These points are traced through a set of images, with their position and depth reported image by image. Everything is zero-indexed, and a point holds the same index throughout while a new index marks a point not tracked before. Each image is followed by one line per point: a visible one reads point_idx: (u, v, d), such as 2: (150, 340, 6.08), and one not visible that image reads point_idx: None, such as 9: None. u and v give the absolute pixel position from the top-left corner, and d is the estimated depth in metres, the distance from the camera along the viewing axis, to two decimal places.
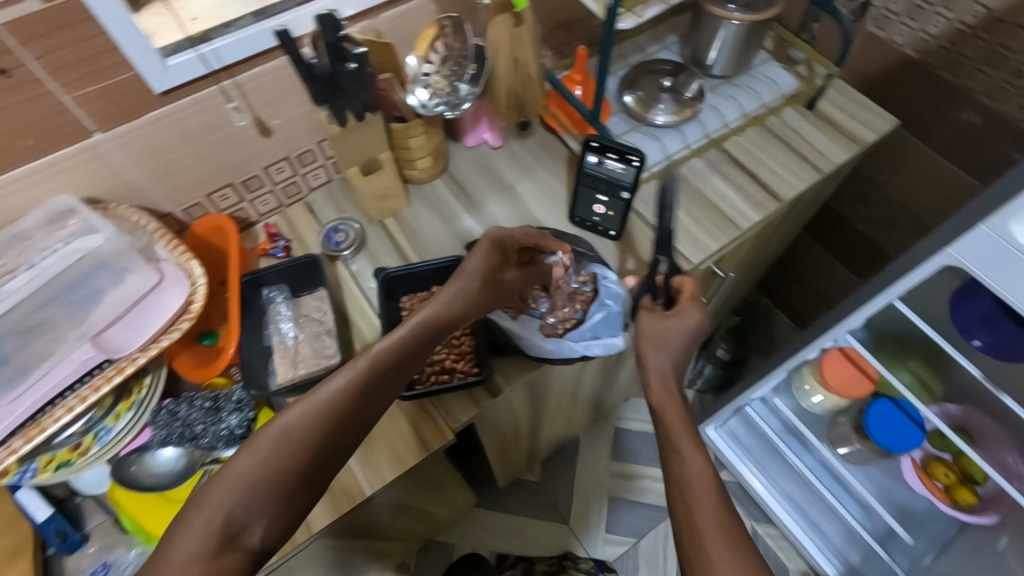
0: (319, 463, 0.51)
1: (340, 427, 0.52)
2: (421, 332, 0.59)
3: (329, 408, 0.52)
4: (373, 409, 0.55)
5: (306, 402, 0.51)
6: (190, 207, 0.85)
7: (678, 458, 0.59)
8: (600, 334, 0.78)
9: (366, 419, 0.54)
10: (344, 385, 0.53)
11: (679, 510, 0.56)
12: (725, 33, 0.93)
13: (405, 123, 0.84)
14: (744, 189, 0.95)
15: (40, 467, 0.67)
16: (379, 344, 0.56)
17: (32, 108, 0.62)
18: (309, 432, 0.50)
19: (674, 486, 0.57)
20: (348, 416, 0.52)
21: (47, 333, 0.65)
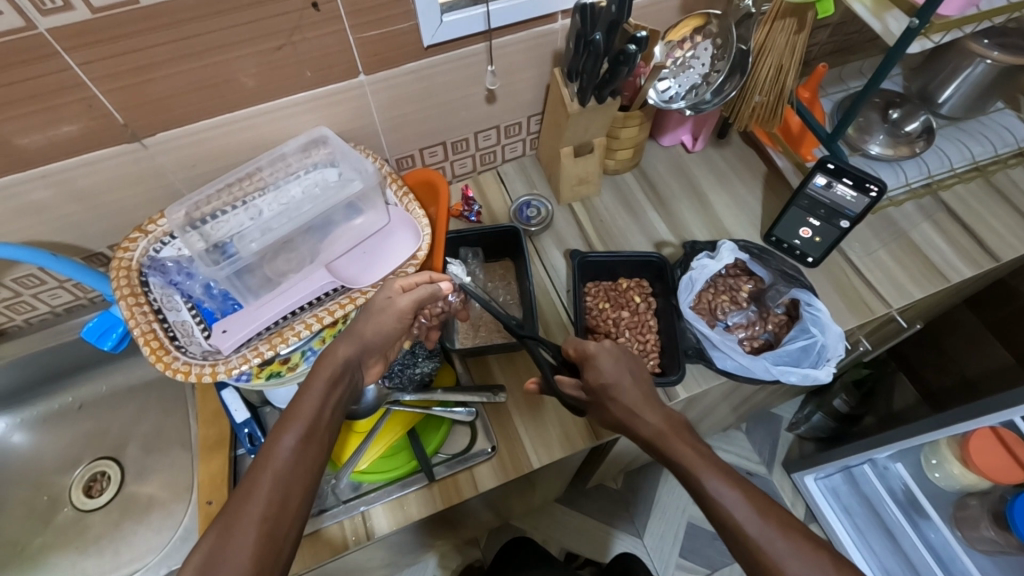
0: (265, 559, 0.47)
1: (271, 530, 0.49)
2: (316, 412, 0.55)
3: (263, 512, 0.49)
4: (296, 487, 0.51)
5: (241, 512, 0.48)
6: (402, 158, 0.89)
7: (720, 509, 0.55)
8: (792, 362, 0.76)
9: (289, 515, 0.50)
10: (265, 489, 0.50)
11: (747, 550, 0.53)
12: (972, 70, 0.87)
13: (627, 112, 0.84)
14: (958, 242, 0.90)
15: (254, 372, 0.69)
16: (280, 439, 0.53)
17: (325, 42, 0.66)
18: (241, 548, 0.47)
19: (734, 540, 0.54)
20: (272, 523, 0.49)
21: (293, 253, 0.70)
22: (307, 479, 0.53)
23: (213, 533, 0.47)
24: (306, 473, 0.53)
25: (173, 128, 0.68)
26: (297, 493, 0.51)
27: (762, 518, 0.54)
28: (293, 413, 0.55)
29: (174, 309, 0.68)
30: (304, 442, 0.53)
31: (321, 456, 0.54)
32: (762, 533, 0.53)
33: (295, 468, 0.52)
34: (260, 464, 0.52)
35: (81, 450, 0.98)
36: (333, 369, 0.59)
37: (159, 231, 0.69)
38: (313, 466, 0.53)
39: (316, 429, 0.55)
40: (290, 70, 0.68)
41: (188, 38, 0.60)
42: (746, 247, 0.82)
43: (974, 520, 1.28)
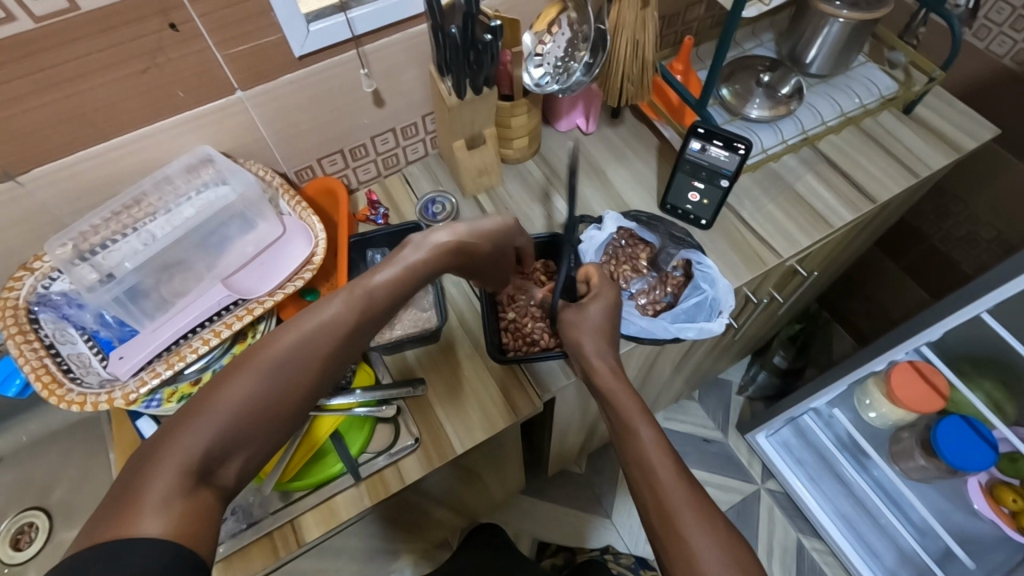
0: (258, 425, 0.48)
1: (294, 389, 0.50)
2: (375, 297, 0.56)
3: (292, 368, 0.50)
4: (340, 359, 0.54)
5: (267, 357, 0.50)
6: (301, 169, 0.90)
7: (635, 444, 0.62)
8: (684, 319, 0.80)
9: (308, 377, 0.51)
10: (312, 345, 0.52)
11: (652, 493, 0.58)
12: (829, 30, 0.93)
13: (512, 102, 0.87)
14: (839, 189, 0.95)
15: (164, 397, 0.70)
16: (330, 304, 0.54)
17: (191, 61, 0.67)
18: (250, 391, 0.48)
19: (647, 482, 0.59)
20: (290, 385, 0.50)
21: (183, 271, 0.71)
22: (349, 347, 0.54)
23: (245, 366, 0.49)
24: (343, 345, 0.54)
25: (48, 162, 0.68)
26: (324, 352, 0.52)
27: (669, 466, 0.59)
28: (365, 281, 0.56)
29: (68, 342, 0.68)
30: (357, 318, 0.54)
31: (352, 318, 0.54)
32: (665, 471, 0.59)
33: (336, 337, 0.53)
34: (302, 315, 0.53)
35: (7, 504, 0.95)
36: (404, 269, 0.58)
37: (46, 267, 0.69)
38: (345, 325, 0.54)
39: (367, 310, 0.55)
40: (162, 92, 0.69)
41: (46, 70, 0.60)
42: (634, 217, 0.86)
43: (909, 451, 1.34)
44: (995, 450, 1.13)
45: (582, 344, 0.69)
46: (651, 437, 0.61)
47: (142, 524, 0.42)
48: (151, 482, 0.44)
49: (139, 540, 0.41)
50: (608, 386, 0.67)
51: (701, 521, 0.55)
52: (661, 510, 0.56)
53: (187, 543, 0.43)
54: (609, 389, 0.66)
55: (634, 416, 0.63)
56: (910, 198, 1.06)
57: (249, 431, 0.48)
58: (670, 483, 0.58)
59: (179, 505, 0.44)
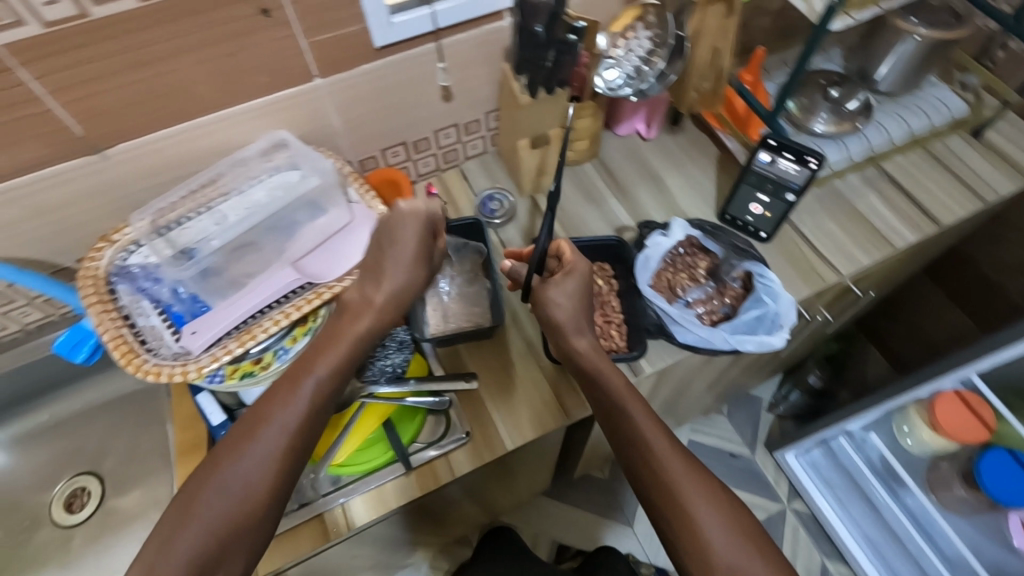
0: (252, 492, 0.54)
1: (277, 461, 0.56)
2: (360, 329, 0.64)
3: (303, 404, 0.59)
4: (323, 411, 0.61)
5: (290, 391, 0.60)
6: (365, 159, 0.92)
7: (630, 426, 0.63)
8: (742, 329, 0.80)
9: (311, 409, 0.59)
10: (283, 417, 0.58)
11: (648, 473, 0.60)
12: (903, 47, 0.91)
13: (580, 103, 0.87)
14: (902, 210, 0.94)
15: (227, 373, 0.72)
16: (283, 391, 0.60)
17: (276, 46, 0.69)
18: (259, 436, 0.57)
19: (645, 462, 0.61)
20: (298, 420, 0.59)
21: (252, 253, 0.73)
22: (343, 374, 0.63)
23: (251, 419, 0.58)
24: (332, 378, 0.62)
25: (132, 138, 0.70)
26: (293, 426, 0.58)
27: (664, 443, 0.61)
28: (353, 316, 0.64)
29: (143, 314, 0.69)
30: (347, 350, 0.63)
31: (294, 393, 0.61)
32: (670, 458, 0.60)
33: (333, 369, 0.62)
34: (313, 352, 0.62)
35: (58, 467, 0.98)
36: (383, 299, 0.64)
37: (125, 239, 0.71)
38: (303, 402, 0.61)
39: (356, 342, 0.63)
40: (246, 75, 0.70)
41: (140, 48, 0.62)
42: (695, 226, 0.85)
43: (947, 481, 1.32)
44: None
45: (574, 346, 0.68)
46: (645, 418, 0.63)
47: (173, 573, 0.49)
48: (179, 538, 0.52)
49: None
50: (614, 387, 0.65)
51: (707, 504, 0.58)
52: (667, 493, 0.59)
53: None
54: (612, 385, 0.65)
55: (625, 399, 0.64)
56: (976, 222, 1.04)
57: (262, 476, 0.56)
58: (675, 470, 0.60)
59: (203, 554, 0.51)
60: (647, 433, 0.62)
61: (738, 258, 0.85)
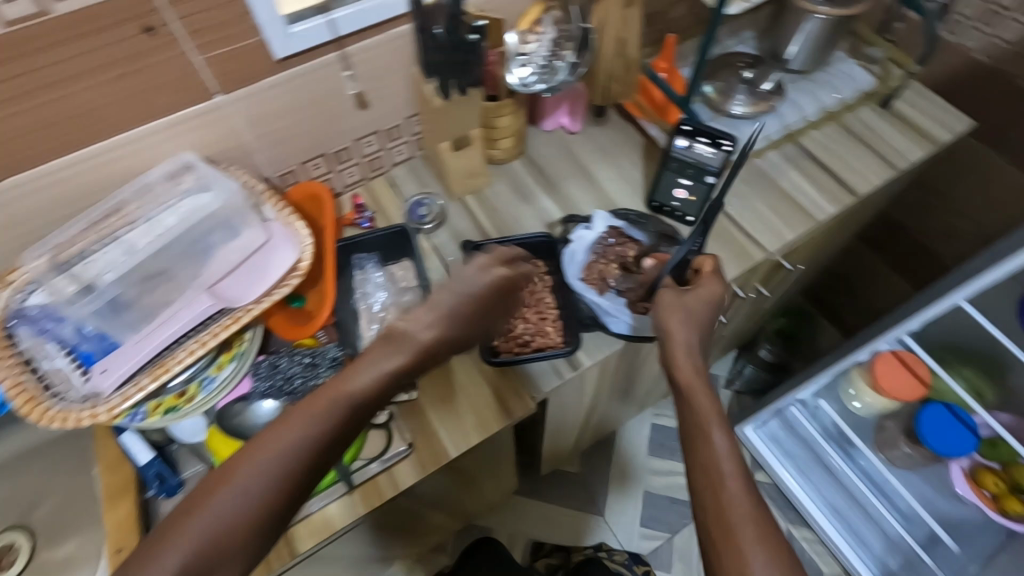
0: (256, 525, 0.48)
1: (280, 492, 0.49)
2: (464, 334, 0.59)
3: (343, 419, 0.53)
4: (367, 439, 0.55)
5: (346, 394, 0.53)
6: (285, 174, 0.88)
7: (709, 447, 0.61)
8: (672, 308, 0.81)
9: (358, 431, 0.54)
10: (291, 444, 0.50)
11: (710, 499, 0.58)
12: (807, 27, 0.94)
13: (498, 102, 0.87)
14: (821, 184, 0.97)
15: (149, 410, 0.70)
16: (296, 414, 0.52)
17: (168, 65, 0.66)
18: (291, 449, 0.50)
19: (711, 488, 0.59)
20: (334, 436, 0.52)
21: (165, 282, 0.70)
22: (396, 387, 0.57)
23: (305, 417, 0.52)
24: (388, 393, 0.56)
25: (25, 171, 0.66)
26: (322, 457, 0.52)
27: (742, 479, 0.59)
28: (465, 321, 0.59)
29: (47, 357, 0.66)
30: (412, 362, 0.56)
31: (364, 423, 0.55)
32: (737, 490, 0.58)
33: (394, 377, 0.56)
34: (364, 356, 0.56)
35: None
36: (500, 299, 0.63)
37: (22, 280, 0.67)
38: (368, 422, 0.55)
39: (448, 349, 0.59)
40: (140, 98, 0.67)
41: (18, 77, 0.59)
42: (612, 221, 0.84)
43: (894, 440, 1.38)
44: (977, 435, 1.16)
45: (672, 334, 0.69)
46: (726, 447, 0.60)
47: None
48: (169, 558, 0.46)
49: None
50: (688, 393, 0.65)
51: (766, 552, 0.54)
52: (720, 521, 0.57)
53: None
54: (688, 386, 0.66)
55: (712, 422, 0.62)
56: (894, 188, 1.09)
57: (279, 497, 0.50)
58: (744, 509, 0.57)
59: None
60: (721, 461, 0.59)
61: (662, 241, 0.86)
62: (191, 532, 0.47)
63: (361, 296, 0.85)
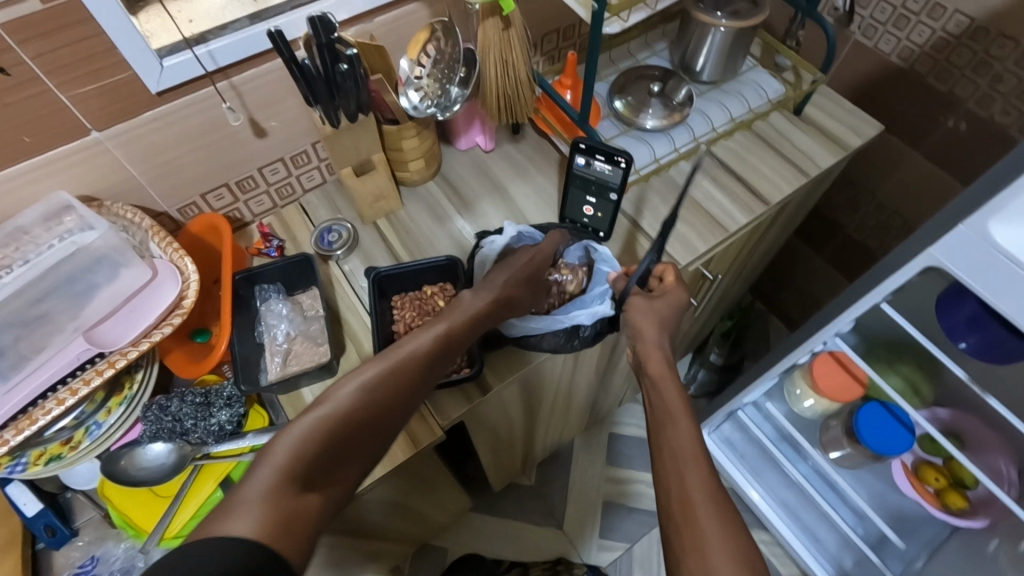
0: (325, 463, 0.53)
1: (348, 417, 0.55)
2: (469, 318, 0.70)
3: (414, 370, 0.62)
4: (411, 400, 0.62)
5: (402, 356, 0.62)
6: (186, 206, 0.86)
7: (674, 430, 0.60)
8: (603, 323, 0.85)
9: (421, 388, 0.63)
10: (370, 380, 0.59)
11: (675, 485, 0.56)
12: (712, 39, 0.95)
13: (398, 125, 0.85)
14: (734, 192, 0.97)
15: (31, 460, 0.68)
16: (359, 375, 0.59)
17: (32, 105, 0.64)
18: (376, 390, 0.58)
19: (674, 469, 0.57)
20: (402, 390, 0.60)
21: (43, 326, 0.67)
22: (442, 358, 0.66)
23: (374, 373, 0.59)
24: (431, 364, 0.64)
25: None
26: (380, 395, 0.58)
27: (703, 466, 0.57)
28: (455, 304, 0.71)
29: None
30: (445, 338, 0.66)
31: (421, 374, 0.62)
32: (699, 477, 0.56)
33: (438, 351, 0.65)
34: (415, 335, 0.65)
35: None
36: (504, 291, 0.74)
37: None
38: (419, 372, 0.62)
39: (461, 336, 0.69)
40: (3, 139, 0.65)
41: None
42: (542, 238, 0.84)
43: (837, 439, 1.38)
44: (913, 433, 1.17)
45: (642, 333, 0.70)
46: (693, 434, 0.59)
47: (227, 525, 0.46)
48: (247, 491, 0.48)
49: (225, 539, 0.45)
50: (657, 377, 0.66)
51: (723, 533, 0.52)
52: (684, 506, 0.54)
53: (265, 544, 0.46)
54: (661, 374, 0.66)
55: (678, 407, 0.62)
56: (812, 192, 1.10)
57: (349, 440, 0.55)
58: (702, 490, 0.55)
59: (266, 506, 0.48)
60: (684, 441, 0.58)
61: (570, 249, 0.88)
62: (270, 461, 0.51)
63: (264, 327, 0.83)
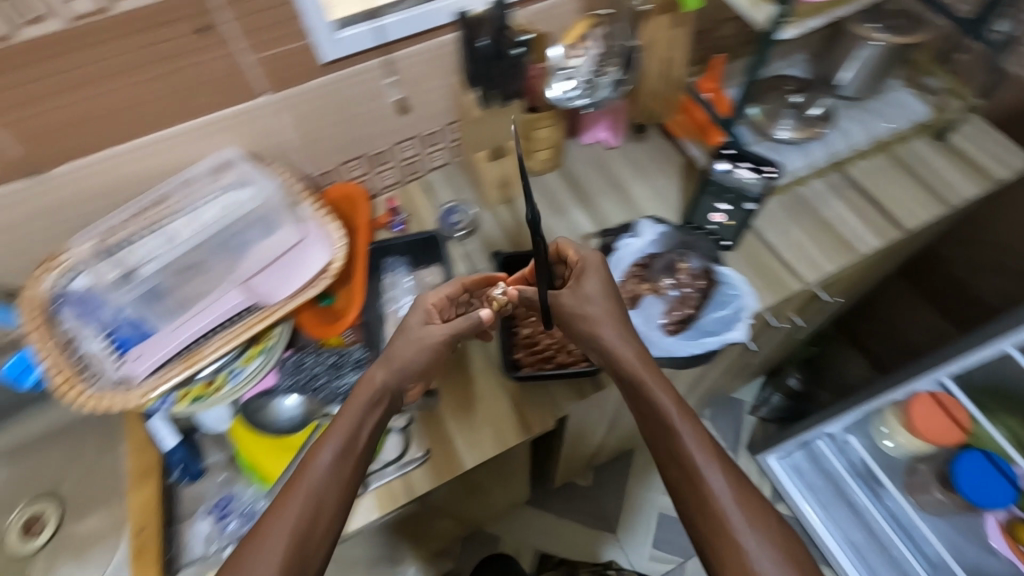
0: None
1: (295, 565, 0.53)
2: (352, 433, 0.60)
3: (303, 501, 0.56)
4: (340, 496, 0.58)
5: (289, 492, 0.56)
6: (324, 173, 0.90)
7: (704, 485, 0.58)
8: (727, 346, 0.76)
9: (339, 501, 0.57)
10: (286, 522, 0.55)
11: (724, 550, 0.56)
12: (861, 53, 0.91)
13: (536, 114, 0.86)
14: (866, 215, 0.94)
15: (178, 398, 0.72)
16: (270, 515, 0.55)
17: (219, 64, 0.67)
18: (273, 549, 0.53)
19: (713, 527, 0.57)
20: (310, 520, 0.55)
21: (202, 273, 0.73)
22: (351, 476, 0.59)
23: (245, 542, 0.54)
24: (340, 470, 0.58)
25: (74, 160, 0.68)
26: (321, 524, 0.56)
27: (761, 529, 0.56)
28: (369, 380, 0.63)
29: (87, 339, 0.68)
30: (341, 456, 0.59)
31: (352, 476, 0.59)
32: (752, 536, 0.55)
33: (329, 481, 0.57)
34: (299, 476, 0.57)
35: (21, 491, 0.97)
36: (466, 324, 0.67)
37: (67, 264, 0.69)
38: (346, 486, 0.58)
39: (352, 445, 0.60)
40: (187, 95, 0.68)
41: (71, 70, 0.61)
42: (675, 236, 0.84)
43: (925, 485, 1.25)
44: (1018, 487, 1.05)
45: None
46: (725, 487, 0.58)
47: None
48: None
49: None
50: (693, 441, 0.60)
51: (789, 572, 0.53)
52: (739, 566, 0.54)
53: None
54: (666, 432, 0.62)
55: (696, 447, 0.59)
56: (944, 224, 1.04)
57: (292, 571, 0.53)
58: (757, 545, 0.55)
59: None
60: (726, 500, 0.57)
61: (698, 254, 0.83)
62: None
63: (390, 299, 0.86)
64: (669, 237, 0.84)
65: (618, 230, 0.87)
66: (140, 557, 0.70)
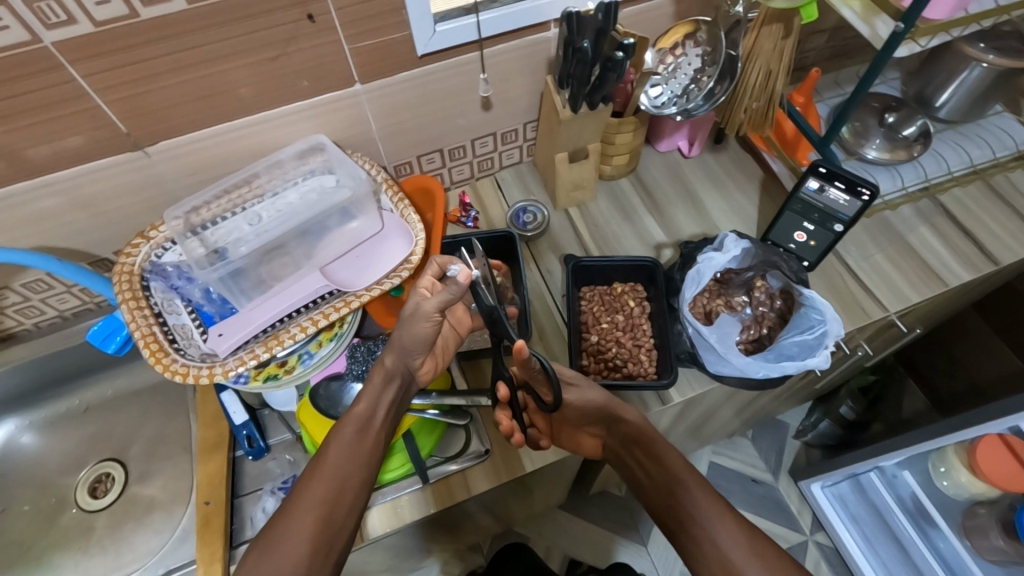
0: (322, 539, 0.55)
1: (322, 535, 0.56)
2: (370, 411, 0.62)
3: (334, 464, 0.59)
4: (369, 452, 0.61)
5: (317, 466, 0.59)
6: (399, 165, 0.91)
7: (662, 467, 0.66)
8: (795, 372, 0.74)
9: (363, 460, 0.60)
10: (313, 501, 0.57)
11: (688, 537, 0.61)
12: (968, 74, 0.86)
13: (621, 118, 0.84)
14: (956, 245, 0.89)
15: (252, 375, 0.72)
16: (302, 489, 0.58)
17: (322, 51, 0.68)
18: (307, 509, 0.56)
19: (689, 533, 0.62)
20: (343, 479, 0.59)
21: (284, 257, 0.73)
22: (373, 440, 0.62)
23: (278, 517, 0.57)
24: (366, 427, 0.62)
25: (173, 137, 0.70)
26: (349, 495, 0.59)
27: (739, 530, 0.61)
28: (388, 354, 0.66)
29: (174, 313, 0.71)
30: (359, 435, 0.61)
31: (374, 452, 0.61)
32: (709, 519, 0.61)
33: (352, 454, 0.60)
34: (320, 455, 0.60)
35: (87, 451, 1.01)
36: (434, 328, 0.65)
37: (160, 237, 0.72)
38: (368, 461, 0.61)
39: (369, 423, 0.62)
40: (287, 80, 0.70)
41: (182, 51, 0.62)
42: (759, 253, 0.81)
43: (984, 530, 1.12)
44: None
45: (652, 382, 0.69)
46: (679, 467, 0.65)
47: None
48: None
49: None
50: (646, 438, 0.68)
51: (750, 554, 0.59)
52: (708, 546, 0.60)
53: None
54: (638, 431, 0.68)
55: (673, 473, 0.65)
56: None
57: (331, 525, 0.57)
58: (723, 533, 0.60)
59: None
60: (707, 516, 0.61)
61: (778, 273, 0.81)
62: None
63: None
64: (752, 254, 0.82)
65: (698, 242, 0.83)
66: (204, 528, 0.71)
